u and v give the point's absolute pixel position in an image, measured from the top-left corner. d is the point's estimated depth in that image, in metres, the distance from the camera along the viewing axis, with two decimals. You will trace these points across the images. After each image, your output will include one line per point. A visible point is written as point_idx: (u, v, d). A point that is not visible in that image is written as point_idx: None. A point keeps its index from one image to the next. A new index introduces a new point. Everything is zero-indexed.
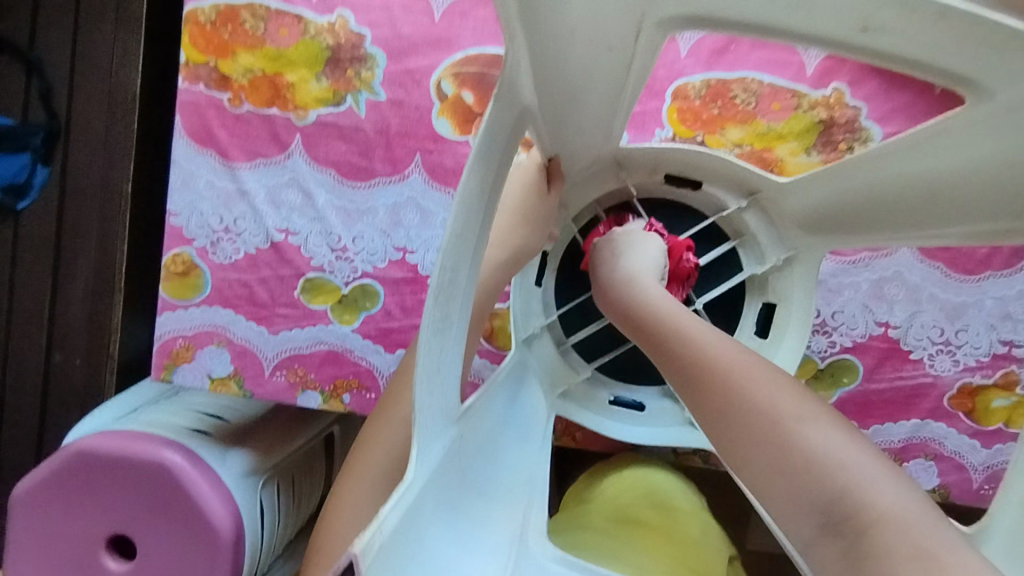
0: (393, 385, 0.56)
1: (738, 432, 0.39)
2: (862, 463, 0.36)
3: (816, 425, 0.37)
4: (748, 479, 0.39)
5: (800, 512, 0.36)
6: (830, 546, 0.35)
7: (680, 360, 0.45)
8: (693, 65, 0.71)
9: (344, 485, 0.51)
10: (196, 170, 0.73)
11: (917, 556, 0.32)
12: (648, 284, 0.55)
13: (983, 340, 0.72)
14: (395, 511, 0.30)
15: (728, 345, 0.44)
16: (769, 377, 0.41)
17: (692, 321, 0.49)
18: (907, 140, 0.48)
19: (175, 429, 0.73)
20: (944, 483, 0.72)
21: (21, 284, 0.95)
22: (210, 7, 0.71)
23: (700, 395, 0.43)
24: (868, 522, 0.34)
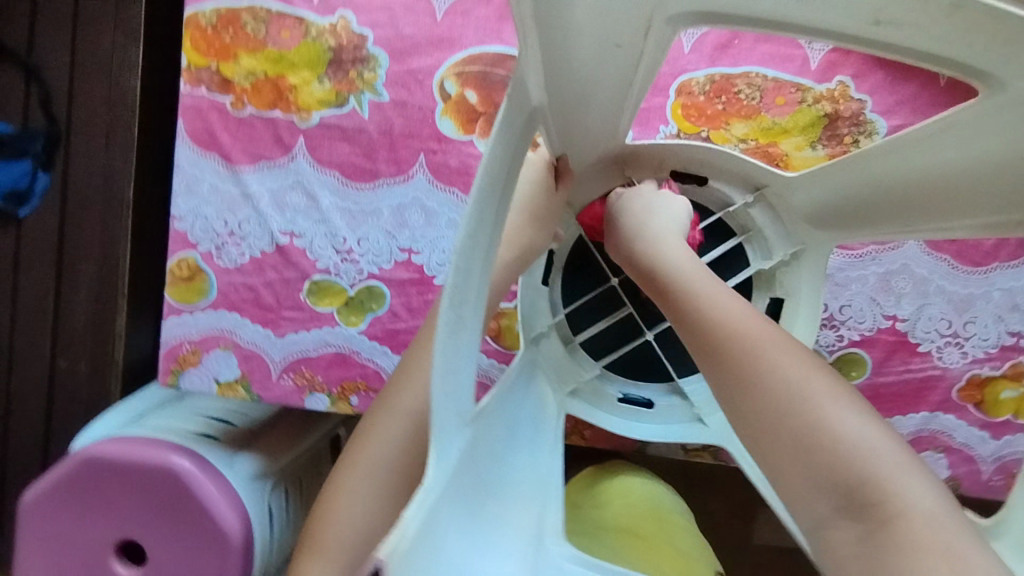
0: (398, 364, 0.53)
1: (770, 411, 0.40)
2: (890, 455, 0.38)
3: (845, 414, 0.39)
4: (770, 459, 0.40)
5: (824, 494, 0.38)
6: (847, 528, 0.37)
7: (709, 332, 0.45)
8: (697, 61, 0.71)
9: (346, 476, 0.50)
10: (199, 174, 0.72)
11: (940, 549, 0.35)
12: (674, 251, 0.54)
13: (991, 331, 0.72)
14: (417, 514, 0.30)
15: (761, 323, 0.45)
16: (800, 360, 0.42)
17: (722, 292, 0.48)
18: (922, 133, 0.48)
19: (182, 434, 0.73)
20: (954, 476, 0.72)
21: (24, 291, 0.95)
22: (210, 10, 0.71)
23: (730, 369, 0.43)
24: (892, 511, 0.36)
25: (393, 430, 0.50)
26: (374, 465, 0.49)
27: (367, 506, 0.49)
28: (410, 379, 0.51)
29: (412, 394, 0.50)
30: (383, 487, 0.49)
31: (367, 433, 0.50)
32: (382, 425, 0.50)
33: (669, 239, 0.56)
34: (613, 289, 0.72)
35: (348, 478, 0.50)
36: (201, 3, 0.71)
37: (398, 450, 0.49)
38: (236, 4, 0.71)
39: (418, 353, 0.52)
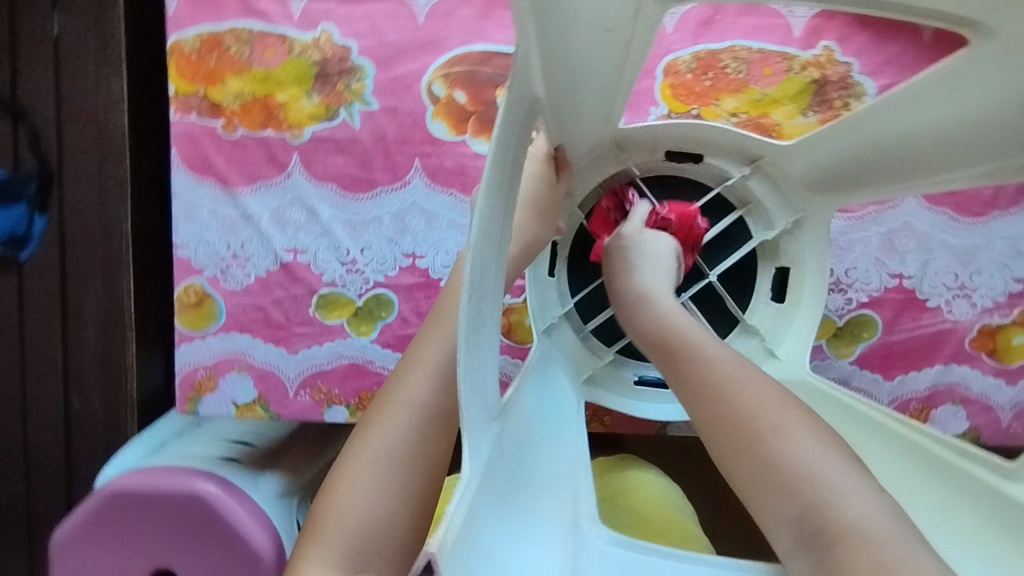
0: (405, 355, 0.49)
1: (725, 444, 0.43)
2: (842, 483, 0.38)
3: (795, 441, 0.40)
4: (739, 492, 0.42)
5: (782, 523, 0.39)
6: (803, 559, 0.37)
7: (677, 372, 0.49)
8: (681, 40, 0.71)
9: (349, 473, 0.43)
10: (198, 199, 0.73)
11: (875, 572, 0.33)
12: (658, 296, 0.57)
13: (997, 280, 0.72)
14: (458, 509, 0.30)
15: (726, 362, 0.47)
16: (761, 392, 0.44)
17: (699, 334, 0.51)
18: (908, 91, 0.48)
19: (205, 461, 0.73)
20: (974, 426, 0.73)
21: (31, 335, 0.95)
22: (194, 36, 0.71)
23: (693, 406, 0.46)
24: (835, 534, 0.36)
25: (400, 419, 0.45)
26: (379, 456, 0.44)
27: (372, 493, 0.43)
28: (415, 366, 0.47)
29: (416, 383, 0.47)
30: (391, 478, 0.43)
31: (369, 423, 0.46)
32: (387, 413, 0.45)
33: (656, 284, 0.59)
34: None
35: (349, 467, 0.44)
36: (183, 30, 0.71)
37: (407, 440, 0.44)
38: (218, 28, 0.71)
39: (423, 342, 0.49)
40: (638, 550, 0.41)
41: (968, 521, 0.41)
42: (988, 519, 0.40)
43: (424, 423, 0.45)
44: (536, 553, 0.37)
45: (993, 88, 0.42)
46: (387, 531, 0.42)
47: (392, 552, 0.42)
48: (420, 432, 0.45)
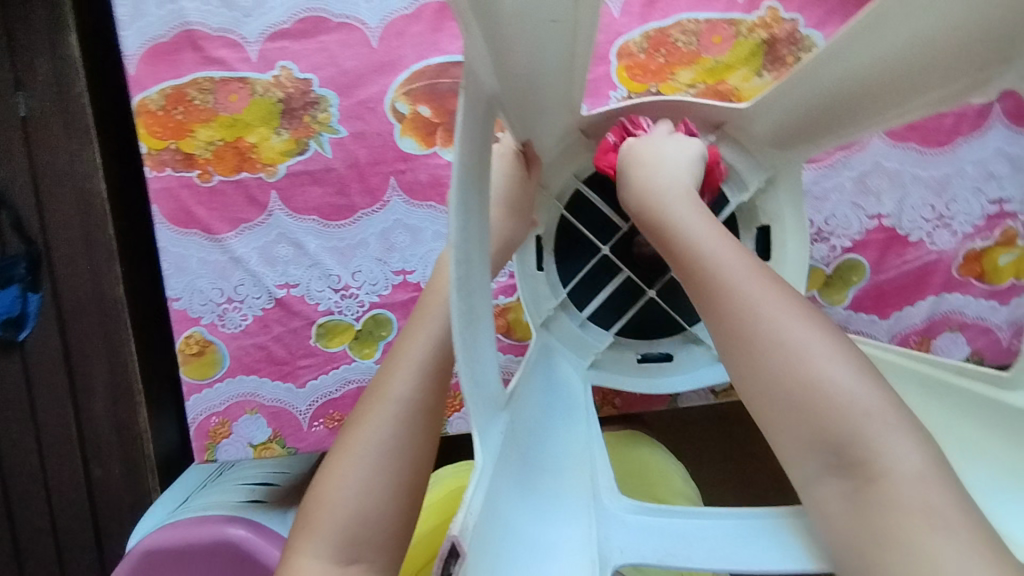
0: (390, 350, 0.50)
1: (765, 366, 0.42)
2: (883, 416, 0.38)
3: (836, 368, 0.40)
4: (766, 413, 0.42)
5: (814, 450, 0.39)
6: (835, 485, 0.38)
7: (711, 289, 0.46)
8: (629, 23, 0.73)
9: (339, 469, 0.45)
10: (185, 251, 0.74)
11: (922, 509, 0.35)
12: (681, 209, 0.53)
13: (973, 204, 0.73)
14: (476, 495, 0.31)
15: (760, 278, 0.46)
16: (796, 315, 0.43)
17: (729, 249, 0.48)
18: (832, 47, 0.49)
19: (230, 503, 0.74)
20: (975, 350, 0.74)
21: (42, 413, 0.95)
22: (157, 93, 0.73)
23: (727, 325, 0.44)
24: (878, 469, 0.37)
25: (386, 414, 0.46)
26: (367, 451, 0.45)
27: (363, 487, 0.44)
28: (398, 363, 0.48)
29: (402, 378, 0.47)
30: (380, 471, 0.44)
31: (357, 421, 0.47)
32: (374, 410, 0.46)
33: (676, 196, 0.55)
34: (607, 257, 0.73)
35: (340, 464, 0.45)
36: (146, 89, 0.72)
37: (395, 434, 0.46)
38: (179, 82, 0.73)
39: (407, 337, 0.50)
40: (664, 514, 0.41)
41: (974, 433, 0.42)
42: (993, 429, 0.41)
43: (409, 418, 0.46)
44: (559, 530, 0.38)
45: (916, 22, 0.44)
46: (376, 522, 0.44)
47: (382, 540, 0.44)
48: (407, 426, 0.46)
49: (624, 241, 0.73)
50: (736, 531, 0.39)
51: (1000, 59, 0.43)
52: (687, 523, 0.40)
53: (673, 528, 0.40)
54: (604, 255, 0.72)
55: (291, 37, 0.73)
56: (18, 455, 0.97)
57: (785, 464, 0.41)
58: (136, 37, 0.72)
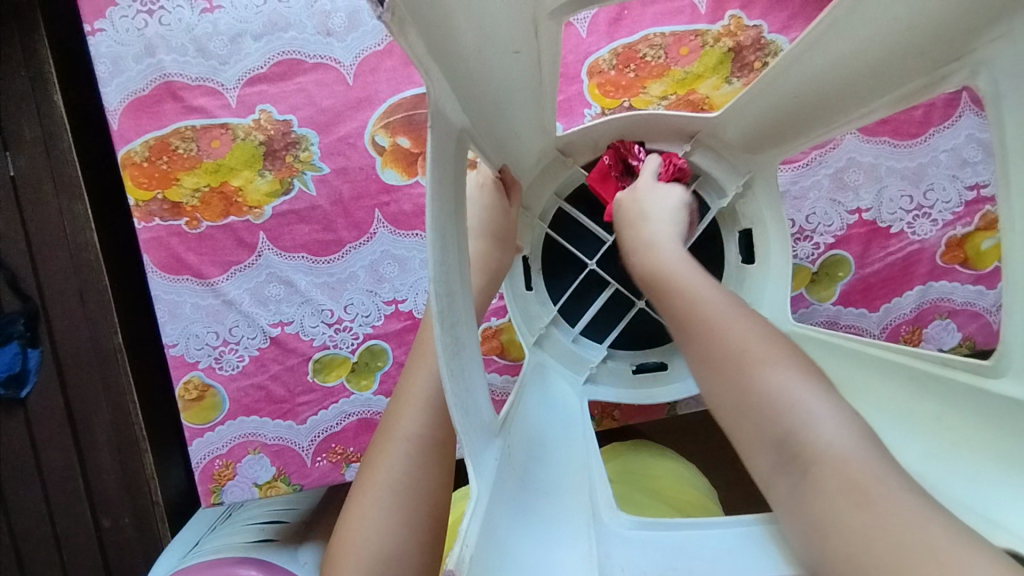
0: (397, 392, 0.53)
1: (719, 379, 0.47)
2: (816, 409, 0.41)
3: (775, 372, 0.44)
4: (728, 422, 0.46)
5: (762, 449, 0.42)
6: (784, 480, 0.40)
7: (681, 319, 0.53)
8: (597, 41, 0.75)
9: (359, 511, 0.47)
10: (179, 297, 0.75)
11: (850, 488, 0.36)
12: (663, 250, 0.60)
13: (951, 192, 0.74)
14: (472, 527, 0.32)
15: (719, 305, 0.51)
16: (748, 333, 0.48)
17: (699, 284, 0.55)
18: (781, 64, 0.50)
19: (239, 545, 0.73)
20: (966, 335, 0.75)
21: (49, 467, 0.96)
22: (141, 145, 0.74)
23: (694, 349, 0.50)
24: (811, 457, 0.39)
25: (398, 453, 0.48)
26: (383, 490, 0.47)
27: (384, 528, 0.45)
28: (406, 403, 0.50)
29: (411, 417, 0.49)
30: (398, 508, 0.46)
31: (374, 463, 0.49)
32: (387, 450, 0.49)
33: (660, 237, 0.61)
34: (595, 271, 0.74)
35: (360, 507, 0.47)
36: (130, 142, 0.74)
37: (407, 470, 0.47)
38: (162, 132, 0.74)
39: (412, 378, 0.52)
40: (659, 528, 0.43)
41: (970, 426, 0.42)
42: (983, 418, 0.42)
43: (420, 453, 0.48)
44: (565, 550, 0.38)
45: (866, 32, 0.45)
46: (400, 561, 0.44)
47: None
48: (420, 462, 0.48)
49: (609, 255, 0.74)
50: (733, 537, 0.42)
51: (954, 54, 0.43)
52: (687, 535, 0.42)
53: (673, 541, 0.42)
54: (591, 270, 0.73)
55: (268, 80, 0.74)
56: (26, 511, 0.97)
57: (753, 472, 0.44)
58: (116, 92, 0.74)
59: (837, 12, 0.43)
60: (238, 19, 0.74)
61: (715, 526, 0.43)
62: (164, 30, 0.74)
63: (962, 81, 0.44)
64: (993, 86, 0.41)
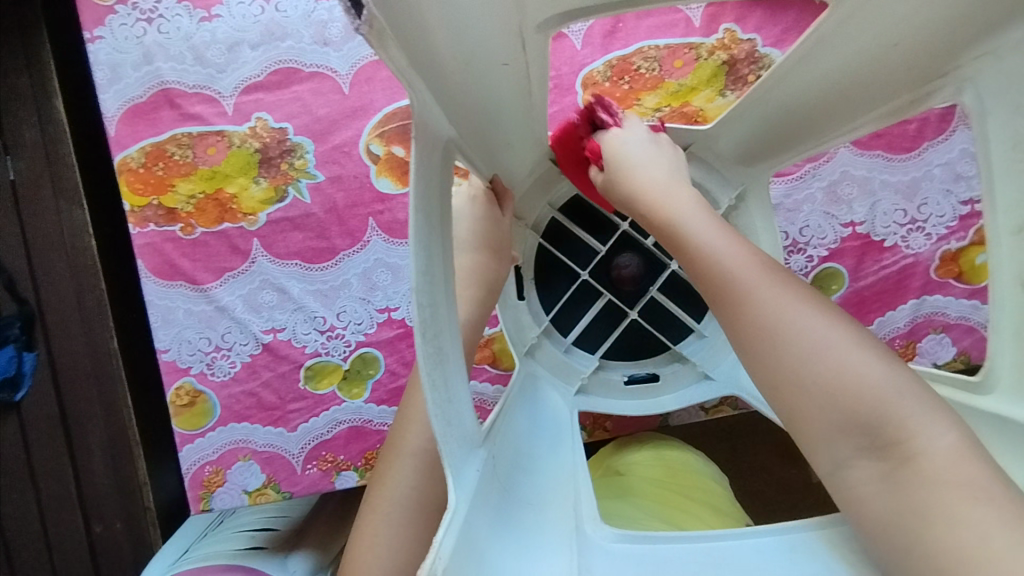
0: (401, 411, 0.54)
1: (789, 350, 0.39)
2: (904, 388, 0.37)
3: (853, 349, 0.39)
4: (789, 400, 0.39)
5: (845, 431, 0.37)
6: (871, 466, 0.36)
7: (717, 278, 0.44)
8: (591, 53, 0.75)
9: (369, 527, 0.48)
10: (171, 302, 0.75)
11: (965, 484, 0.33)
12: (686, 205, 0.51)
13: (945, 206, 0.74)
14: (447, 538, 0.31)
15: (760, 265, 0.44)
16: (806, 301, 0.42)
17: (732, 242, 0.47)
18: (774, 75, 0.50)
19: (229, 553, 0.72)
20: (959, 350, 0.74)
21: (41, 470, 0.95)
22: (137, 151, 0.74)
23: (745, 314, 0.42)
24: (911, 448, 0.35)
25: (405, 469, 0.49)
26: (394, 507, 0.48)
27: (394, 546, 0.47)
28: (412, 419, 0.51)
29: (417, 431, 0.50)
30: (406, 526, 0.47)
31: (382, 480, 0.50)
32: (394, 466, 0.49)
33: (673, 188, 0.53)
34: (587, 282, 0.73)
35: (371, 526, 0.48)
36: (127, 147, 0.74)
37: (416, 486, 0.48)
38: (159, 139, 0.74)
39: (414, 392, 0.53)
40: (647, 541, 0.42)
41: None
42: None
43: (427, 468, 0.49)
44: (544, 562, 0.38)
45: (854, 46, 0.45)
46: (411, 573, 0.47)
47: None
48: (427, 477, 0.49)
49: (602, 266, 0.73)
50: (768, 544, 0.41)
51: (939, 72, 0.44)
52: (685, 547, 0.41)
53: (657, 556, 0.41)
54: (583, 280, 0.73)
55: (265, 89, 0.75)
56: (18, 514, 0.96)
57: (810, 449, 0.39)
58: (114, 98, 0.74)
59: (823, 28, 0.43)
60: (236, 27, 0.75)
61: (747, 535, 0.42)
62: (162, 38, 0.74)
63: (950, 97, 0.44)
64: (979, 103, 0.41)
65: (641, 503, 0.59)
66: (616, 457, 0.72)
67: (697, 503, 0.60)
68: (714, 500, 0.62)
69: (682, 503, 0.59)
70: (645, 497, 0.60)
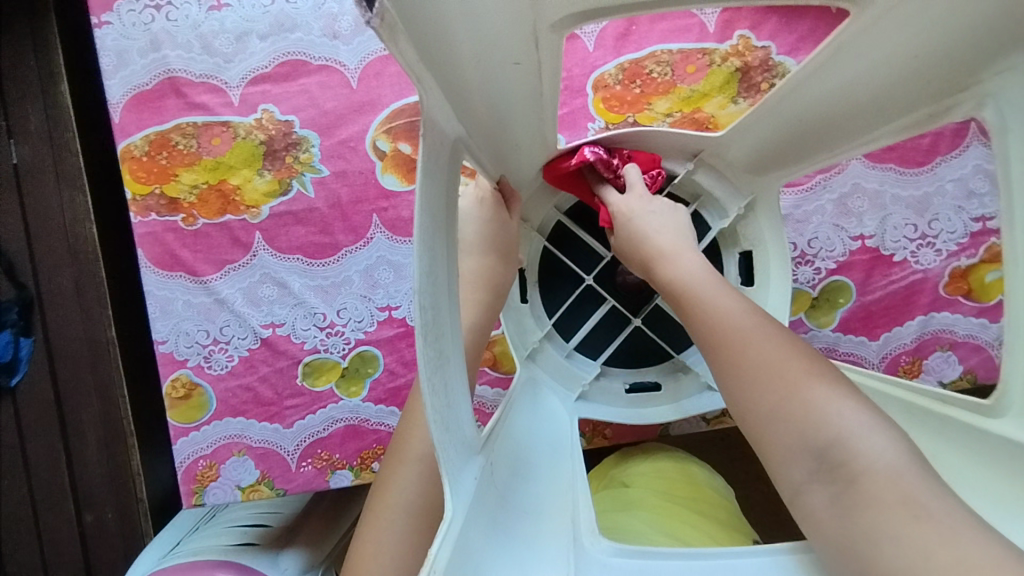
0: (406, 417, 0.53)
1: (752, 384, 0.43)
2: (860, 420, 0.39)
3: (813, 380, 0.41)
4: (755, 429, 0.42)
5: (797, 456, 0.39)
6: (823, 490, 0.38)
7: (701, 323, 0.49)
8: (603, 56, 0.74)
9: (370, 533, 0.48)
10: (170, 293, 0.74)
11: (906, 503, 0.34)
12: (682, 260, 0.56)
13: (956, 222, 0.73)
14: (442, 550, 0.30)
15: (744, 313, 0.48)
16: (779, 343, 0.45)
17: (723, 295, 0.51)
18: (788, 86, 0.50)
19: (220, 549, 0.71)
20: (966, 368, 0.73)
21: (34, 457, 0.95)
22: (141, 139, 0.73)
23: (718, 351, 0.47)
24: (857, 470, 0.37)
25: (411, 474, 0.48)
26: (397, 514, 0.47)
27: (395, 553, 0.46)
28: (417, 424, 0.50)
29: (421, 436, 0.49)
30: (408, 534, 0.46)
31: (385, 486, 0.49)
32: (398, 472, 0.49)
33: (676, 246, 0.58)
34: (591, 287, 0.73)
35: (373, 531, 0.47)
36: (131, 135, 0.73)
37: (420, 492, 0.48)
38: (163, 127, 0.74)
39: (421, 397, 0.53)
40: (647, 557, 0.41)
41: (974, 468, 0.41)
42: (983, 459, 0.41)
43: (431, 473, 0.48)
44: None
45: (872, 61, 0.44)
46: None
47: None
48: (431, 483, 0.48)
49: (607, 270, 0.73)
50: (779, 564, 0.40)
51: (959, 85, 0.43)
52: (685, 565, 0.40)
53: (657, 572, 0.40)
54: (587, 285, 0.72)
55: (272, 80, 0.74)
56: (9, 501, 0.96)
57: (778, 481, 0.41)
58: (120, 85, 0.74)
59: (842, 37, 0.42)
60: (245, 17, 0.74)
61: (750, 554, 0.41)
62: (170, 26, 0.74)
63: (970, 112, 0.43)
64: (1000, 119, 0.40)
65: (644, 515, 0.57)
66: (618, 469, 0.71)
67: (701, 517, 0.59)
68: (719, 514, 0.61)
69: (686, 517, 0.58)
70: (648, 508, 0.59)
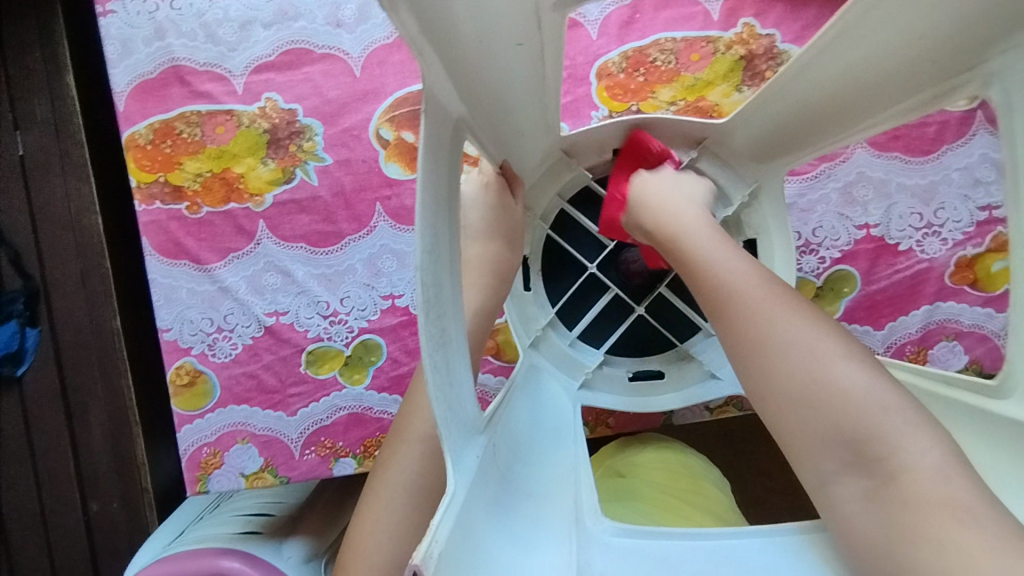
0: (408, 402, 0.53)
1: (779, 367, 0.41)
2: (896, 410, 0.38)
3: (845, 365, 0.40)
4: (781, 414, 0.41)
5: (829, 448, 0.38)
6: (856, 484, 0.37)
7: (718, 298, 0.47)
8: (607, 44, 0.74)
9: (372, 513, 0.48)
10: (175, 282, 0.74)
11: (948, 503, 0.33)
12: (697, 231, 0.54)
13: (962, 212, 0.73)
14: (444, 522, 0.30)
15: (765, 288, 0.46)
16: (805, 322, 0.43)
17: (744, 266, 0.49)
18: (795, 66, 0.49)
19: (224, 537, 0.72)
20: (972, 358, 0.73)
21: (40, 446, 0.95)
22: (146, 128, 0.74)
23: (739, 326, 0.45)
24: (898, 466, 0.36)
25: (412, 455, 0.48)
26: (397, 493, 0.47)
27: (396, 532, 0.46)
28: (419, 406, 0.51)
29: (422, 419, 0.50)
30: (410, 513, 0.47)
31: (385, 467, 0.49)
32: (399, 454, 0.49)
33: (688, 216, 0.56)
34: (595, 275, 0.73)
35: (374, 511, 0.48)
36: (136, 123, 0.73)
37: (422, 473, 0.48)
38: (168, 116, 0.74)
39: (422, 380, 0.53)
40: (649, 538, 0.41)
41: (978, 452, 0.41)
42: (989, 444, 0.40)
43: (434, 458, 0.48)
44: (542, 557, 0.37)
45: (877, 41, 0.44)
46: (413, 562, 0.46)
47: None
48: (434, 466, 0.48)
49: (610, 259, 0.74)
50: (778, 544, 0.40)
51: (964, 65, 0.42)
52: (683, 545, 0.40)
53: (658, 554, 0.40)
54: (591, 273, 0.72)
55: (276, 69, 0.74)
56: (16, 489, 0.96)
57: (802, 471, 0.40)
58: (124, 74, 0.74)
59: (848, 16, 0.42)
60: (250, 6, 0.74)
61: (751, 534, 0.41)
62: (175, 14, 0.74)
63: (975, 93, 0.43)
64: (1005, 99, 0.40)
65: (642, 505, 0.58)
66: (618, 457, 0.71)
67: (698, 508, 0.59)
68: (715, 506, 0.61)
69: (684, 509, 0.58)
70: (646, 499, 0.59)
